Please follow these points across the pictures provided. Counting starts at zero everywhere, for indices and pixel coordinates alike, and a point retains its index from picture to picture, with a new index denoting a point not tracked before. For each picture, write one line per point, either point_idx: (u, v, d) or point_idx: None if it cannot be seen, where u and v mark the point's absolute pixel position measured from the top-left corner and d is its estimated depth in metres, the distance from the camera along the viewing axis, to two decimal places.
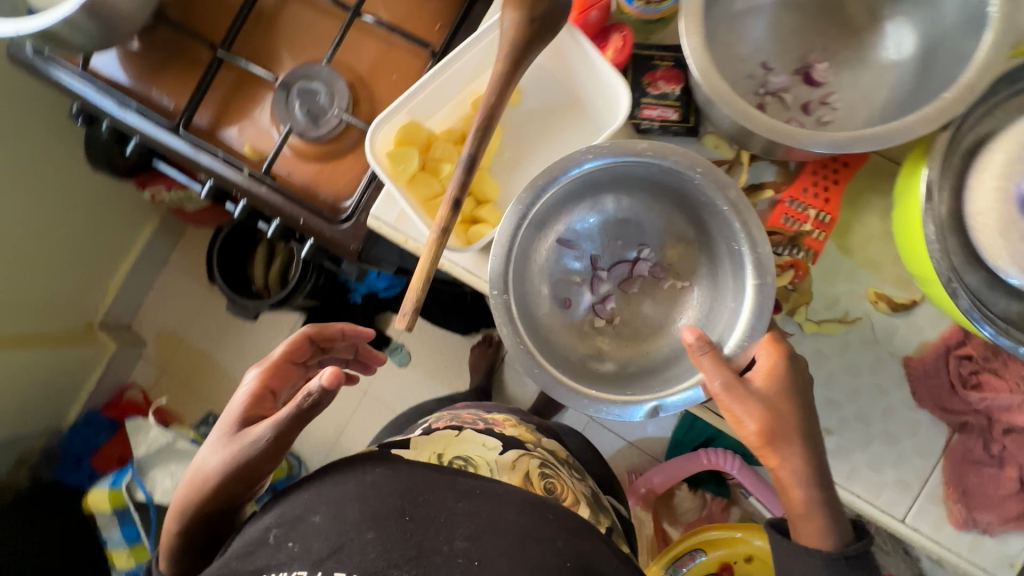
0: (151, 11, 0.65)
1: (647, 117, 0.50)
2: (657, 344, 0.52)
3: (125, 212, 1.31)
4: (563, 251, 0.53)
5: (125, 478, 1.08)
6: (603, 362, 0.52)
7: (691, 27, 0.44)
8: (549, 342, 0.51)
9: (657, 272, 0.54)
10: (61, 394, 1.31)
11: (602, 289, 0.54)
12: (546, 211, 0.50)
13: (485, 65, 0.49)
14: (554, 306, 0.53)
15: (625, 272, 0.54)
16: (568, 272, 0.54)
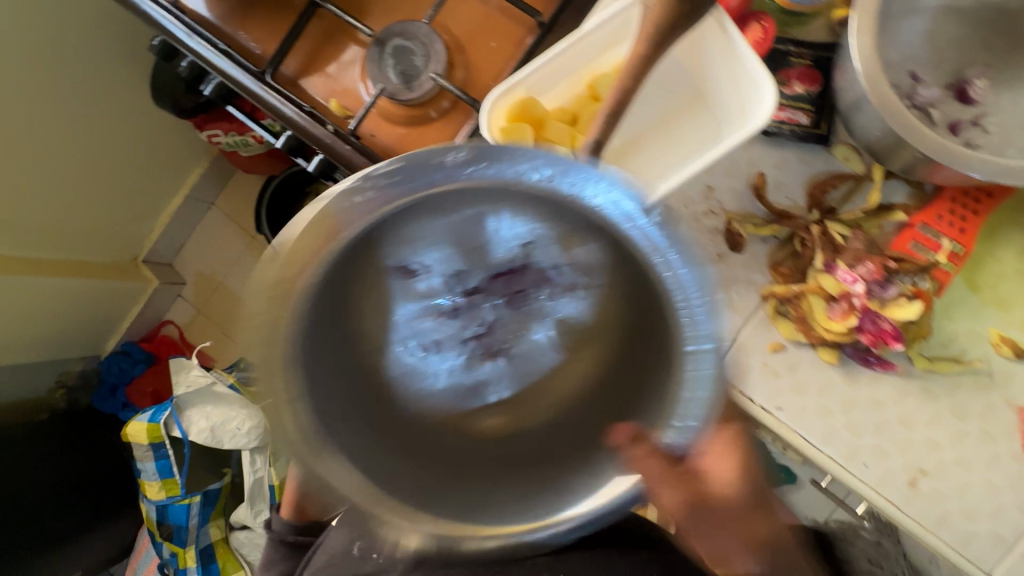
0: None
1: (776, 119, 0.54)
2: (530, 404, 0.33)
3: (177, 150, 1.30)
4: (398, 288, 0.33)
5: (164, 416, 1.10)
6: (486, 445, 0.33)
7: (862, 26, 0.45)
8: (381, 408, 0.32)
9: (560, 295, 0.33)
10: (100, 325, 1.33)
11: (472, 344, 0.34)
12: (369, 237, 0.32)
13: (616, 43, 0.49)
14: (460, 385, 0.33)
15: (509, 311, 0.34)
16: (440, 315, 0.34)
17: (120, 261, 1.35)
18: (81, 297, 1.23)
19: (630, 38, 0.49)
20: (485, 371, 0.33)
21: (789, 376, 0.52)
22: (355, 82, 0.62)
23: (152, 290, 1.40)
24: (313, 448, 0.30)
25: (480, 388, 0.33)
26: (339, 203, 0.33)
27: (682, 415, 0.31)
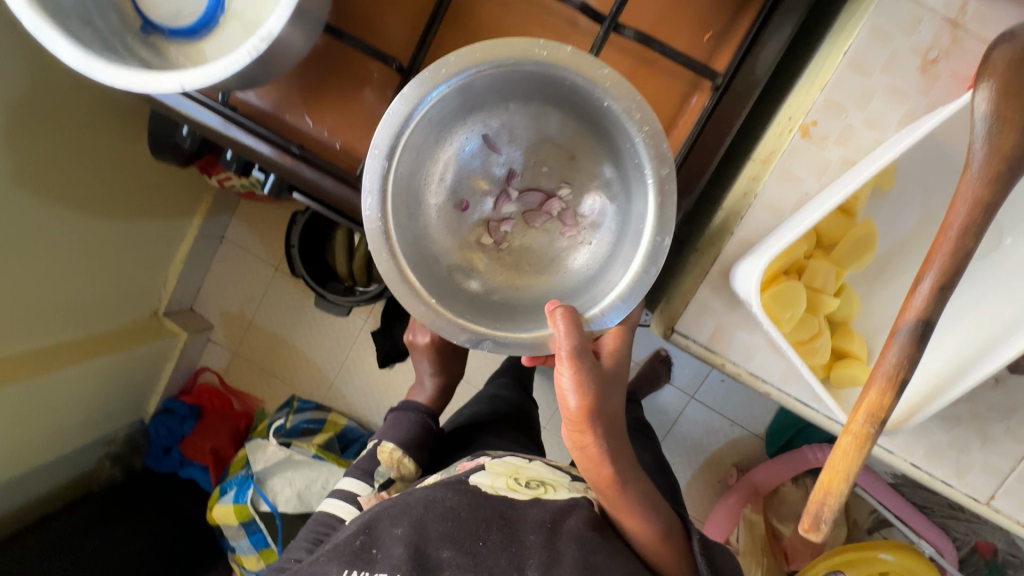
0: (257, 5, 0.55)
1: None
2: (536, 279, 0.60)
3: (181, 197, 1.29)
4: (482, 151, 0.59)
5: (249, 493, 1.25)
6: (469, 276, 0.59)
7: None
8: (412, 214, 0.57)
9: (564, 213, 0.60)
10: (140, 382, 1.36)
11: (506, 209, 0.61)
12: (438, 117, 0.54)
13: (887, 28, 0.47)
14: (450, 207, 0.60)
15: (538, 201, 0.61)
16: (480, 175, 0.60)
17: (143, 319, 1.36)
18: (117, 368, 1.25)
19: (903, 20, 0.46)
20: (483, 211, 0.61)
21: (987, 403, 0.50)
22: (367, 124, 0.63)
23: (184, 341, 1.40)
24: (381, 199, 0.52)
25: (470, 208, 0.61)
26: (471, 76, 0.51)
27: (622, 299, 0.54)
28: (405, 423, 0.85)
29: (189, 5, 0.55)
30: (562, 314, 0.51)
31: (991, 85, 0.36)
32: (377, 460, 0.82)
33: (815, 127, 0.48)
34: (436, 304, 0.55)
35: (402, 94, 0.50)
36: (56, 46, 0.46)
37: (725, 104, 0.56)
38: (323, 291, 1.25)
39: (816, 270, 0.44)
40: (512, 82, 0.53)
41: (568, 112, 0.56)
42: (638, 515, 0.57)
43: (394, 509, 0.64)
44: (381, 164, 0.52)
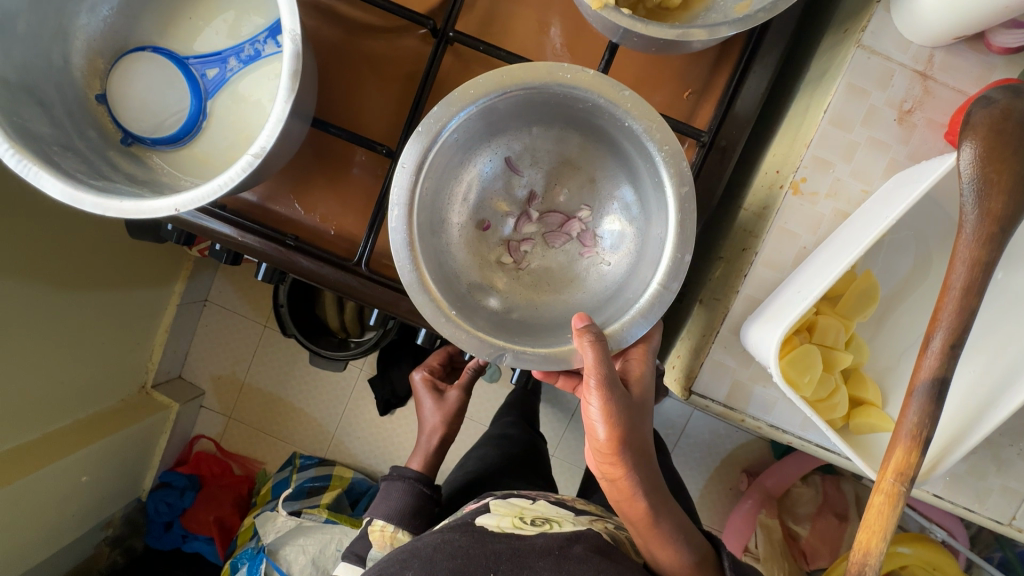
0: (239, 103, 0.54)
1: None
2: (558, 296, 0.55)
3: (160, 266, 1.23)
4: (502, 172, 0.55)
5: (262, 567, 1.19)
6: (490, 296, 0.54)
7: None
8: (432, 232, 0.51)
9: (585, 235, 0.56)
10: (135, 465, 1.29)
11: (526, 229, 0.57)
12: (463, 136, 0.50)
13: (868, 79, 0.48)
14: (470, 227, 0.56)
15: (558, 222, 0.56)
16: (500, 197, 0.56)
17: (130, 397, 1.29)
18: (110, 453, 1.19)
19: (876, 77, 0.48)
20: (506, 230, 0.57)
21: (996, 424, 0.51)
22: (358, 207, 0.63)
23: (176, 413, 1.34)
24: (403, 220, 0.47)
25: (492, 226, 0.56)
26: (497, 97, 0.47)
27: (642, 316, 0.48)
28: (398, 494, 0.71)
29: (169, 111, 0.53)
30: (591, 341, 0.47)
31: (975, 144, 0.38)
32: (369, 539, 0.69)
33: (805, 183, 0.49)
34: (458, 321, 0.49)
35: (430, 112, 0.46)
36: (40, 180, 0.44)
37: (710, 160, 0.57)
38: (315, 347, 1.21)
39: (826, 327, 0.45)
40: (539, 104, 0.49)
41: (588, 136, 0.52)
42: (664, 539, 0.53)
43: (401, 553, 0.54)
44: (404, 180, 0.47)
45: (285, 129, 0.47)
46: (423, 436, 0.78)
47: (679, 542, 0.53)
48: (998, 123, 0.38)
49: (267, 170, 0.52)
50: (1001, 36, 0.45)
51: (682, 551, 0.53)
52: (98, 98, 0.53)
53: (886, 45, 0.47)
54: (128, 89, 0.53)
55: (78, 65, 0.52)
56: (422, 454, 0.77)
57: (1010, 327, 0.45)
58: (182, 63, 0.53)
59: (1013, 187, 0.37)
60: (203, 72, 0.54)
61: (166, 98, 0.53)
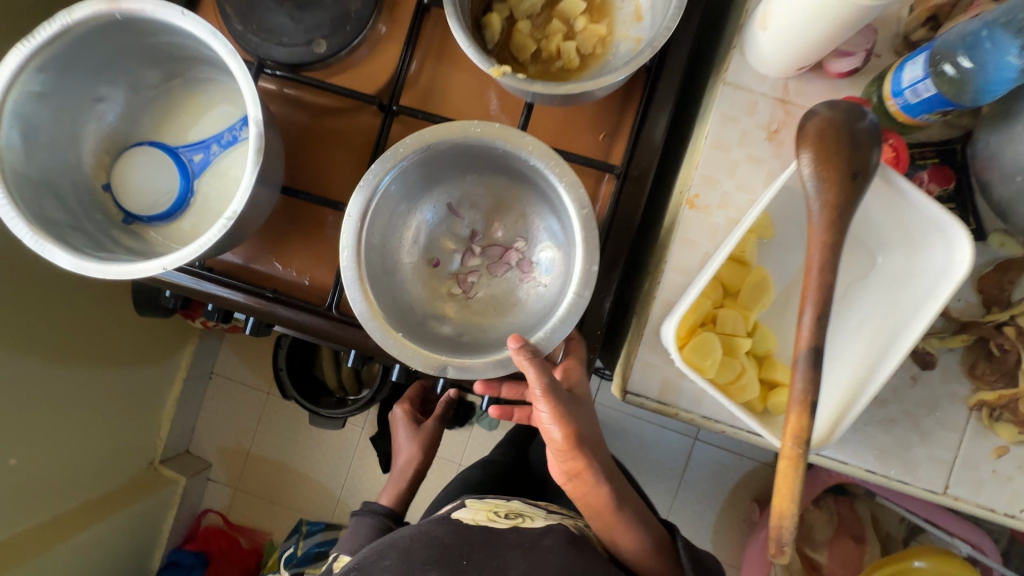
0: (222, 178, 0.64)
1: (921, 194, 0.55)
2: (502, 319, 0.62)
3: (168, 344, 1.32)
4: (445, 215, 0.64)
5: None
6: (443, 323, 0.62)
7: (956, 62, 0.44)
8: (383, 271, 0.60)
9: (523, 262, 0.64)
10: (143, 543, 1.31)
11: (472, 262, 0.64)
12: (403, 187, 0.59)
13: (735, 107, 0.57)
14: (422, 265, 0.64)
15: (499, 254, 0.64)
16: (447, 236, 0.65)
17: (140, 473, 1.33)
18: (120, 531, 1.22)
19: (741, 105, 0.57)
20: (455, 265, 0.65)
21: (910, 397, 0.56)
22: (328, 260, 0.71)
23: (184, 487, 1.37)
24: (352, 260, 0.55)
25: (441, 262, 0.64)
26: (424, 152, 0.56)
27: (566, 321, 0.54)
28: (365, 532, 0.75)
29: (163, 192, 0.63)
30: (527, 358, 0.52)
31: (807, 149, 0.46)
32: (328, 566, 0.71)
33: (698, 199, 0.57)
34: (409, 343, 0.56)
35: (368, 169, 0.55)
36: (53, 254, 0.53)
37: (627, 189, 0.66)
38: (315, 407, 1.25)
39: (726, 317, 0.52)
40: (463, 155, 0.59)
41: (511, 177, 0.61)
42: (627, 528, 0.57)
43: (381, 544, 0.58)
44: (351, 227, 0.55)
45: (254, 195, 0.56)
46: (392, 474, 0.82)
47: (639, 525, 0.58)
48: (822, 130, 0.46)
49: (243, 231, 0.61)
50: (835, 63, 0.54)
51: (643, 534, 0.58)
52: (104, 186, 0.64)
53: (746, 80, 0.57)
54: (128, 176, 0.64)
55: (88, 162, 0.63)
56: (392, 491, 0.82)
57: (889, 303, 0.51)
58: (174, 151, 0.64)
59: (842, 179, 0.44)
60: (191, 157, 0.64)
61: (160, 181, 0.64)
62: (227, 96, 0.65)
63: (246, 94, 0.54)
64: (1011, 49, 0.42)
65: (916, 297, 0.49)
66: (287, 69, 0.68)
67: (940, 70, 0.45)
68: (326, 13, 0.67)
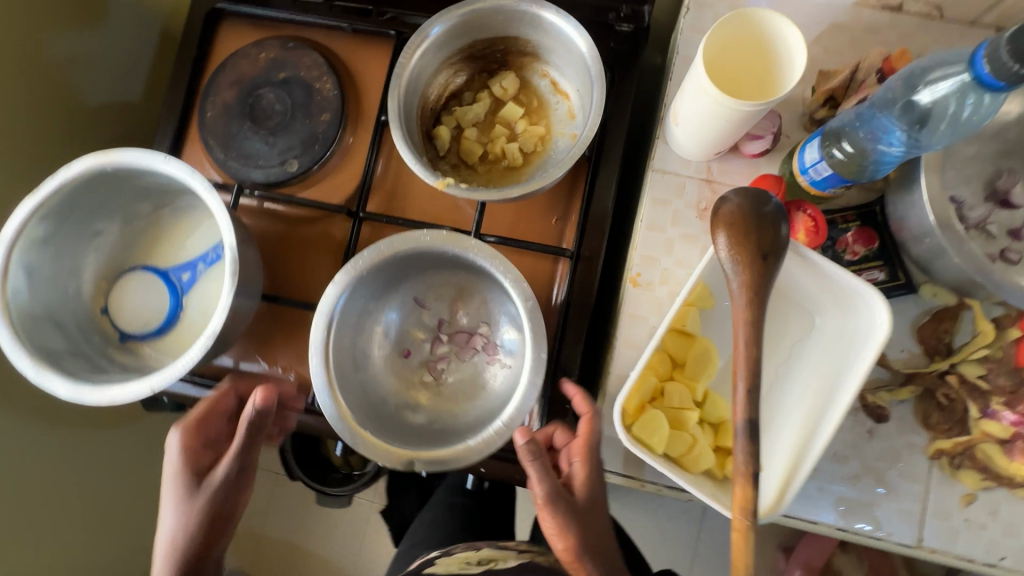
0: (209, 292, 0.70)
1: (849, 255, 0.58)
2: (472, 403, 0.66)
3: None
4: (412, 307, 0.69)
5: None
6: (415, 412, 0.65)
7: (837, 148, 0.50)
8: (355, 370, 0.64)
9: (488, 345, 0.68)
10: None
11: (441, 349, 0.69)
12: (367, 289, 0.65)
13: (663, 191, 0.62)
14: (393, 357, 0.68)
15: (465, 339, 0.68)
16: (415, 327, 0.69)
17: None
18: None
19: (668, 189, 0.62)
20: (425, 353, 0.69)
21: (871, 451, 0.57)
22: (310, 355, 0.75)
23: None
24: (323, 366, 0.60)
25: (410, 351, 0.68)
26: (381, 260, 0.62)
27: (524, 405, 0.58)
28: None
29: (155, 311, 0.70)
30: (529, 458, 0.56)
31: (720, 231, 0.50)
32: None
33: (640, 277, 0.61)
34: (380, 441, 0.59)
35: (330, 282, 0.60)
36: (50, 383, 0.58)
37: (581, 270, 0.69)
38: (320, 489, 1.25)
39: (671, 392, 0.55)
40: (419, 256, 0.64)
41: (467, 269, 0.66)
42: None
43: None
44: (318, 335, 0.60)
45: (233, 310, 0.62)
46: (175, 494, 0.63)
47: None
48: (732, 214, 0.50)
49: (226, 340, 0.66)
50: (748, 145, 0.59)
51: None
52: (102, 310, 0.70)
53: (672, 165, 0.62)
54: (124, 299, 0.70)
55: (87, 290, 0.69)
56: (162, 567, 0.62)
57: (827, 363, 0.54)
58: (164, 274, 0.71)
59: (753, 260, 0.48)
60: (180, 276, 0.71)
61: (153, 301, 0.70)
62: (211, 219, 0.72)
63: (223, 225, 0.62)
64: (887, 121, 0.48)
65: (847, 358, 0.52)
66: (264, 189, 0.75)
67: (831, 151, 0.51)
68: (296, 136, 0.75)
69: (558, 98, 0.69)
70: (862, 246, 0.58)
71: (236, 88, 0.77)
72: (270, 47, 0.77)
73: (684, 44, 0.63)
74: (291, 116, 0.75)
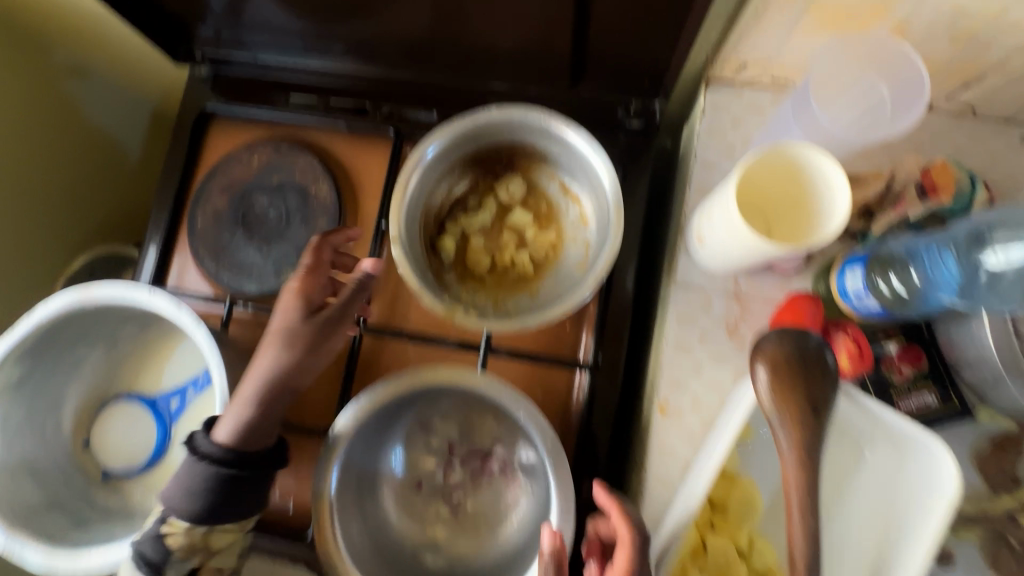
0: (199, 420, 0.65)
1: (900, 378, 0.53)
2: (493, 539, 0.61)
3: None
4: (420, 431, 0.63)
5: None
6: (434, 554, 0.61)
7: (884, 278, 0.47)
8: (362, 517, 0.59)
9: (506, 469, 0.62)
10: None
11: (454, 476, 0.63)
12: (370, 426, 0.59)
13: (686, 305, 0.57)
14: (403, 489, 0.62)
15: (479, 464, 0.63)
16: (424, 452, 0.63)
17: None
18: None
19: (692, 304, 0.57)
20: (438, 481, 0.63)
21: None
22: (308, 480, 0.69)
23: None
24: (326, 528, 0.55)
25: (421, 481, 0.63)
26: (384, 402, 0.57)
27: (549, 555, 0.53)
28: (198, 488, 0.50)
29: (143, 444, 0.65)
30: None
31: (762, 369, 0.46)
32: (166, 546, 0.51)
33: (669, 404, 0.56)
34: None
35: (330, 434, 0.55)
36: (22, 553, 0.52)
37: (600, 385, 0.64)
38: None
39: (715, 545, 0.51)
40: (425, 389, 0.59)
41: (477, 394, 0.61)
42: None
43: None
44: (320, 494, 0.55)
45: None
46: (280, 325, 0.56)
47: None
48: (775, 356, 0.46)
49: None
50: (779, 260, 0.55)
51: None
52: (84, 444, 0.64)
53: (696, 278, 0.58)
54: (108, 432, 0.65)
55: (67, 424, 0.64)
56: (236, 422, 0.53)
57: (883, 506, 0.49)
58: (151, 401, 0.66)
59: (802, 412, 0.44)
60: (168, 403, 0.66)
61: (141, 433, 0.65)
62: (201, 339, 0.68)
63: (213, 364, 0.57)
64: (948, 262, 0.44)
65: (906, 507, 0.47)
66: (258, 301, 0.70)
67: (875, 280, 0.47)
68: (292, 244, 0.71)
69: (569, 202, 0.65)
70: (912, 367, 0.53)
71: (227, 193, 0.73)
72: (263, 149, 0.73)
73: (703, 150, 0.59)
74: (287, 224, 0.71)
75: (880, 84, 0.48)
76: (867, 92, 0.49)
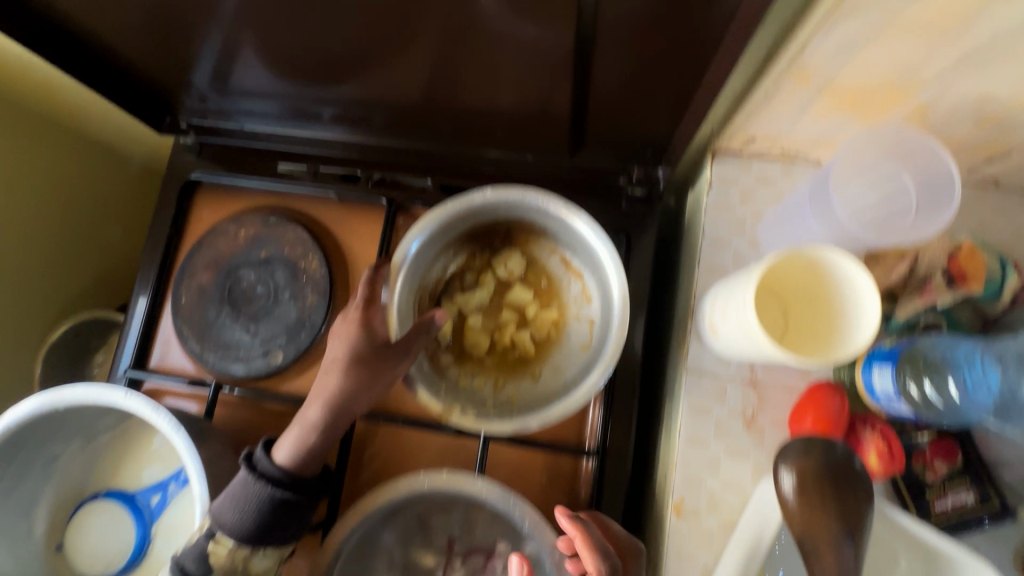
0: (181, 519, 0.61)
1: (935, 476, 0.49)
2: None
3: None
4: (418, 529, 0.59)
5: None
6: None
7: (912, 382, 0.43)
8: None
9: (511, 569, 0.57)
10: None
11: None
12: (367, 533, 0.57)
13: (700, 394, 0.54)
14: None
15: (481, 562, 0.58)
16: (423, 551, 0.59)
17: None
18: None
19: (706, 394, 0.54)
20: None
21: None
22: None
23: None
24: None
25: None
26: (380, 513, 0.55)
27: None
28: (253, 506, 0.49)
29: (121, 545, 0.60)
30: None
31: (793, 474, 0.42)
32: (210, 564, 0.50)
33: (685, 504, 0.52)
34: None
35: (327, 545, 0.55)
36: None
37: (609, 473, 0.60)
38: None
39: None
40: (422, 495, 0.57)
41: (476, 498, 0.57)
42: None
43: None
44: None
45: None
46: (344, 348, 0.54)
47: None
48: (803, 473, 0.42)
49: None
50: None
51: None
52: (58, 548, 0.60)
53: (709, 365, 0.54)
54: (84, 534, 0.61)
55: (40, 530, 0.60)
56: (299, 440, 0.53)
57: None
58: (130, 499, 0.62)
59: (833, 539, 0.40)
60: (148, 500, 0.62)
61: (119, 535, 0.61)
62: None
63: (190, 469, 0.53)
64: (992, 381, 0.40)
65: None
66: (245, 383, 0.67)
67: (905, 383, 0.43)
68: (280, 323, 0.67)
69: (570, 277, 0.62)
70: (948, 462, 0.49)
71: (212, 270, 0.69)
72: (249, 222, 0.70)
73: (711, 226, 0.56)
74: (274, 300, 0.68)
75: (903, 171, 0.45)
76: (889, 180, 0.46)
